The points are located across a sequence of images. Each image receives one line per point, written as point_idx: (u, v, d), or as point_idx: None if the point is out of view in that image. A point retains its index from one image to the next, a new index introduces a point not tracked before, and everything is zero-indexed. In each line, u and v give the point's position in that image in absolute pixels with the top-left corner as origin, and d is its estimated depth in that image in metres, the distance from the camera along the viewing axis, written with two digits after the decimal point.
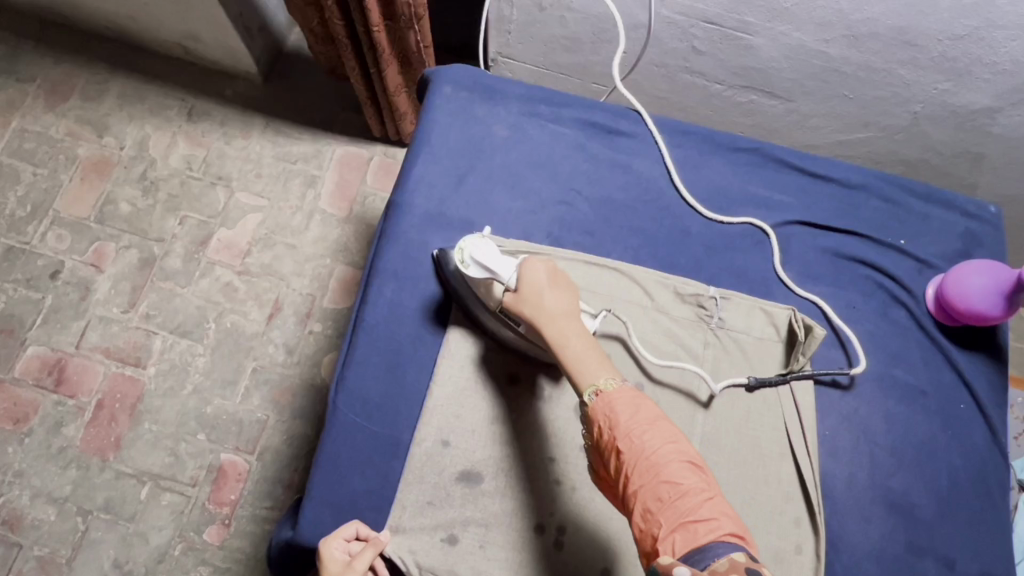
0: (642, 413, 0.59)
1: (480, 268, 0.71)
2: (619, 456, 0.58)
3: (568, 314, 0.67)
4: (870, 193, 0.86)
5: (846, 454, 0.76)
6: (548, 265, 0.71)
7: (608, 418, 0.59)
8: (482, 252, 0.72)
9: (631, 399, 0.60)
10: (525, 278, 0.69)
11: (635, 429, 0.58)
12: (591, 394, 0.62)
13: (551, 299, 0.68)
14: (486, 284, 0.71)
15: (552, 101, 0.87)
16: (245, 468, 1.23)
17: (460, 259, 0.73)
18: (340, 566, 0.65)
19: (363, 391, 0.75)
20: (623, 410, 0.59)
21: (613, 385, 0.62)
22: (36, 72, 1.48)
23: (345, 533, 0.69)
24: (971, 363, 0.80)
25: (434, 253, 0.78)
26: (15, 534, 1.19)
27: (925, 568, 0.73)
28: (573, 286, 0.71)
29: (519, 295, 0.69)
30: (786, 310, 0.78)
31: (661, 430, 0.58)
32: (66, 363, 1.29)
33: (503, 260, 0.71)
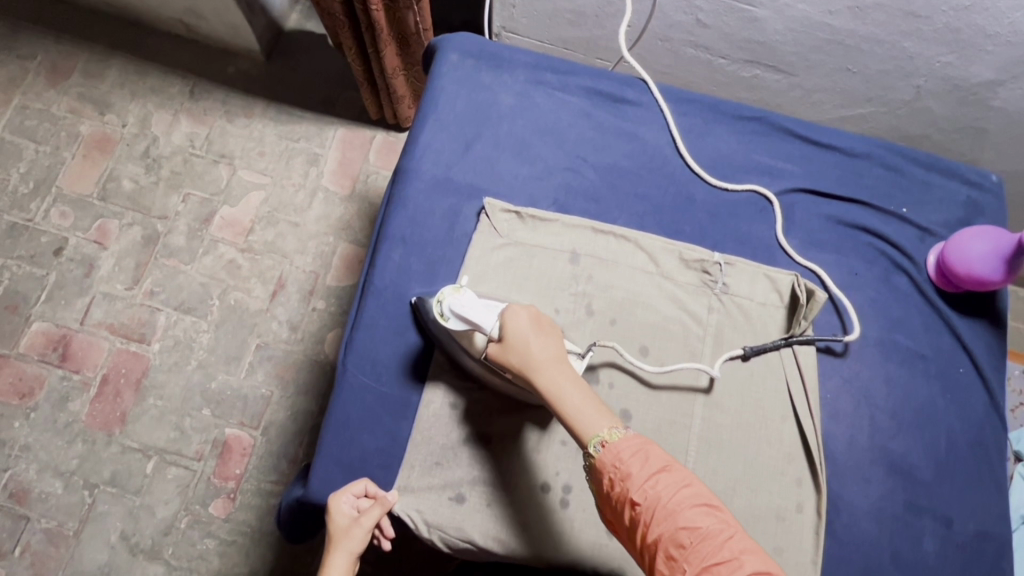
0: (652, 461, 0.58)
1: (460, 320, 0.69)
2: (635, 508, 0.56)
3: (556, 360, 0.65)
4: (873, 161, 0.87)
5: (847, 417, 0.77)
6: (530, 309, 0.68)
7: (618, 470, 0.58)
8: (460, 303, 0.69)
9: (638, 448, 0.59)
10: (508, 325, 0.66)
11: (648, 479, 0.56)
12: (598, 445, 0.59)
13: (537, 344, 0.65)
14: (467, 337, 0.70)
15: (558, 69, 0.88)
16: (250, 442, 1.25)
17: (439, 311, 0.71)
18: (346, 522, 0.68)
19: (373, 353, 0.76)
20: (632, 460, 0.58)
21: (618, 435, 0.59)
22: (37, 49, 1.47)
23: (354, 489, 0.70)
24: (970, 328, 0.82)
25: (412, 301, 0.77)
26: (22, 507, 1.20)
27: (923, 527, 0.74)
28: (557, 328, 0.69)
29: (503, 344, 0.66)
30: (789, 275, 0.79)
31: (673, 475, 0.57)
32: (71, 339, 1.29)
33: (483, 309, 0.69)
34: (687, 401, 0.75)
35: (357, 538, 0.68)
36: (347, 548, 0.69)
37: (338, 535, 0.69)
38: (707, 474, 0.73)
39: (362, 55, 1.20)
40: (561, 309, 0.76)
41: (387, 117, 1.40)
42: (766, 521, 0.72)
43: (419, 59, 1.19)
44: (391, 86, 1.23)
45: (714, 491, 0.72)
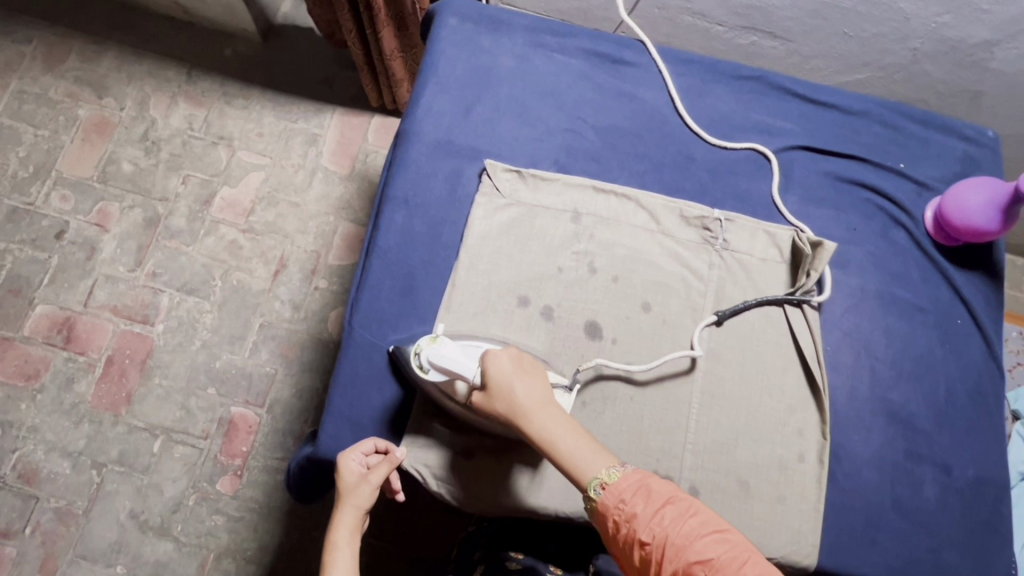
0: (655, 496, 0.58)
1: (439, 372, 0.69)
2: (644, 547, 0.57)
3: (544, 404, 0.65)
4: (871, 119, 0.89)
5: (847, 368, 0.79)
6: (510, 351, 0.67)
7: (622, 511, 0.59)
8: (438, 353, 0.68)
9: (639, 484, 0.60)
10: (491, 372, 0.66)
11: (653, 516, 0.57)
12: (598, 487, 0.60)
13: (522, 389, 0.65)
14: (448, 386, 0.69)
15: (556, 32, 0.88)
16: (255, 420, 1.26)
17: (417, 364, 0.70)
18: (353, 478, 0.69)
19: (377, 313, 0.76)
20: (635, 499, 0.59)
21: (617, 474, 0.61)
22: (34, 34, 1.46)
23: (364, 448, 0.71)
24: (967, 281, 0.84)
25: (389, 350, 0.75)
26: (31, 487, 1.21)
27: (922, 474, 0.76)
28: (539, 367, 0.69)
29: (488, 393, 0.66)
30: (789, 231, 0.80)
31: (678, 507, 0.58)
32: (74, 321, 1.30)
33: (466, 357, 0.68)
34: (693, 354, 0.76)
35: (364, 495, 0.69)
36: (354, 506, 0.69)
37: (345, 493, 0.69)
38: (709, 425, 0.74)
39: (362, 38, 1.19)
40: (563, 267, 0.77)
41: (386, 102, 1.39)
42: (768, 470, 0.73)
43: (417, 40, 1.19)
44: (389, 68, 1.22)
45: (717, 441, 0.73)
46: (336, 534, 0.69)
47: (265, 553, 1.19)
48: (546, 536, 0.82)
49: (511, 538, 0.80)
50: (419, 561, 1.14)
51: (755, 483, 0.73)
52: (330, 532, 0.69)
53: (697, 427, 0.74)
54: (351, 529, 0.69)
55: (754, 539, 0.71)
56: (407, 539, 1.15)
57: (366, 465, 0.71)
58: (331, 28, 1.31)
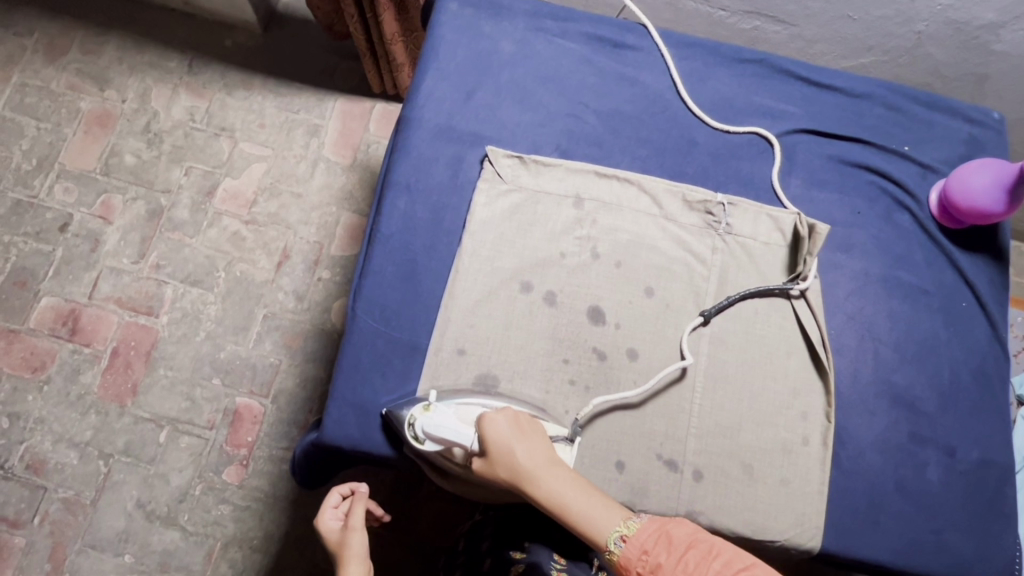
0: (676, 543, 0.59)
1: (434, 441, 0.69)
2: None
3: (548, 465, 0.66)
4: (874, 102, 0.89)
5: (851, 351, 0.79)
6: (506, 413, 0.68)
7: (647, 562, 0.58)
8: (432, 422, 0.68)
9: (659, 532, 0.60)
10: (490, 439, 0.66)
11: (677, 563, 0.57)
12: (618, 541, 0.60)
13: (523, 452, 0.66)
14: (446, 452, 0.70)
15: (558, 16, 0.88)
16: (260, 410, 1.26)
17: (412, 435, 0.69)
18: (336, 531, 0.80)
19: (381, 299, 0.76)
20: (657, 549, 0.59)
21: (634, 526, 0.61)
22: (34, 26, 1.46)
23: (332, 502, 0.82)
24: (972, 263, 0.84)
25: (383, 413, 0.73)
26: (39, 477, 1.22)
27: (927, 456, 0.77)
28: (537, 425, 0.69)
29: (490, 459, 0.66)
30: (791, 215, 0.80)
31: (700, 551, 0.58)
32: (79, 313, 1.30)
33: (461, 425, 0.68)
34: (693, 340, 0.76)
35: (355, 540, 0.78)
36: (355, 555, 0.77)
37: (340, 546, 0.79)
38: (712, 408, 0.74)
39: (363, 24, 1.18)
40: (566, 252, 0.77)
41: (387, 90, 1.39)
42: (772, 454, 0.73)
43: (417, 24, 1.18)
44: (390, 53, 1.21)
45: (720, 425, 0.73)
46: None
47: (271, 542, 1.20)
48: (551, 525, 0.81)
49: (519, 527, 0.81)
50: (424, 548, 1.15)
51: (758, 466, 0.73)
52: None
53: (700, 410, 0.74)
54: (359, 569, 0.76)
55: (757, 521, 0.71)
56: (412, 527, 1.15)
57: (341, 517, 0.82)
58: (330, 18, 1.30)
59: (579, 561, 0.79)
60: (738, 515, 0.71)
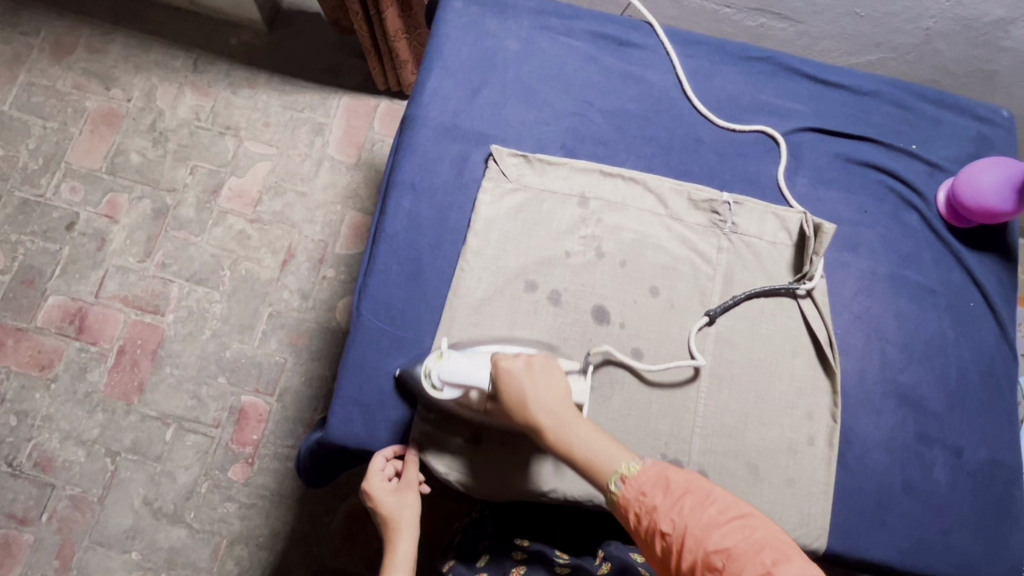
0: (674, 486, 0.58)
1: (452, 387, 0.69)
2: (665, 538, 0.56)
3: (560, 406, 0.65)
4: (881, 99, 0.88)
5: (857, 351, 0.78)
6: (525, 354, 0.67)
7: (643, 503, 0.58)
8: (448, 369, 0.68)
9: (658, 476, 0.59)
10: (505, 378, 0.66)
11: (673, 506, 0.56)
12: (618, 481, 0.60)
13: (537, 392, 0.65)
14: (464, 398, 0.69)
15: (563, 14, 0.88)
16: (265, 409, 1.27)
17: (429, 384, 0.69)
18: (390, 498, 0.72)
19: (386, 298, 0.76)
20: (654, 491, 0.58)
21: (636, 466, 0.60)
22: (40, 25, 1.46)
23: (379, 465, 0.72)
24: (980, 262, 0.83)
25: (396, 374, 0.74)
26: (47, 475, 1.23)
27: (934, 456, 0.76)
28: (554, 367, 0.68)
29: (503, 396, 0.66)
30: (797, 214, 0.80)
31: (697, 496, 0.57)
32: (86, 312, 1.31)
33: (477, 368, 0.68)
34: (698, 340, 0.75)
35: (411, 506, 0.73)
36: (406, 522, 0.73)
37: (388, 511, 0.73)
38: (718, 408, 0.74)
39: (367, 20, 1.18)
40: (571, 251, 0.77)
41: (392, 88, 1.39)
42: (778, 453, 0.73)
43: (421, 21, 1.17)
44: (394, 50, 1.21)
45: (726, 425, 0.73)
46: (395, 553, 0.72)
47: (278, 539, 1.21)
48: (555, 527, 0.82)
49: (519, 525, 0.81)
50: (427, 547, 1.14)
51: (764, 467, 0.72)
52: (389, 554, 0.72)
53: (705, 410, 0.73)
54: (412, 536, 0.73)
55: None
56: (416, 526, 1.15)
57: (389, 478, 0.73)
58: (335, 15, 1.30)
59: (583, 554, 0.80)
60: None
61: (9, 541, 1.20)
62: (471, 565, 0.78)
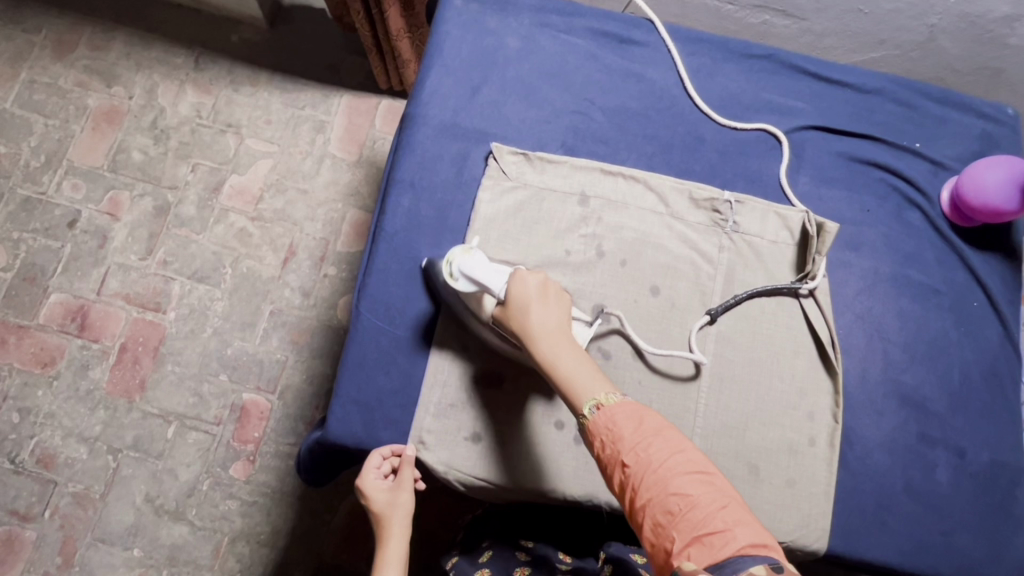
0: (646, 425, 0.57)
1: (469, 281, 0.70)
2: (625, 470, 0.56)
3: (557, 330, 0.65)
4: (885, 97, 0.87)
5: (860, 351, 0.78)
6: (540, 277, 0.68)
7: (610, 433, 0.58)
8: (470, 264, 0.69)
9: (634, 412, 0.58)
10: (515, 290, 0.67)
11: (640, 443, 0.56)
12: (593, 408, 0.60)
13: (539, 313, 0.66)
14: (477, 298, 0.70)
15: (563, 11, 0.87)
16: (267, 406, 1.27)
17: (448, 272, 0.71)
18: (385, 495, 0.71)
19: (385, 297, 0.76)
20: (625, 423, 0.58)
21: (615, 400, 0.60)
22: (42, 23, 1.46)
23: (375, 462, 0.71)
24: (984, 262, 0.82)
25: (424, 264, 0.77)
26: (49, 472, 1.23)
27: (936, 457, 0.76)
28: (565, 299, 0.68)
29: (507, 307, 0.67)
30: (800, 212, 0.79)
31: (667, 441, 0.56)
32: (88, 309, 1.31)
33: (493, 273, 0.69)
34: (699, 340, 0.75)
35: (404, 504, 0.72)
36: (398, 520, 0.72)
37: (381, 508, 0.72)
38: (718, 408, 0.73)
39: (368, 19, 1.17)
40: (571, 250, 0.76)
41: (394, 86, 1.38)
42: (778, 454, 0.73)
43: (424, 20, 1.17)
44: (396, 49, 1.20)
45: (726, 425, 0.73)
46: (385, 551, 0.70)
47: (279, 536, 1.21)
48: (557, 527, 0.83)
49: (521, 525, 0.81)
50: (427, 545, 1.14)
51: (764, 467, 0.72)
52: (381, 553, 0.70)
53: (705, 410, 0.73)
54: (404, 536, 0.71)
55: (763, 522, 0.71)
56: (417, 524, 1.15)
57: (385, 476, 0.72)
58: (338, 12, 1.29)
59: (585, 556, 0.80)
60: None
61: (12, 538, 1.20)
62: (473, 561, 0.77)
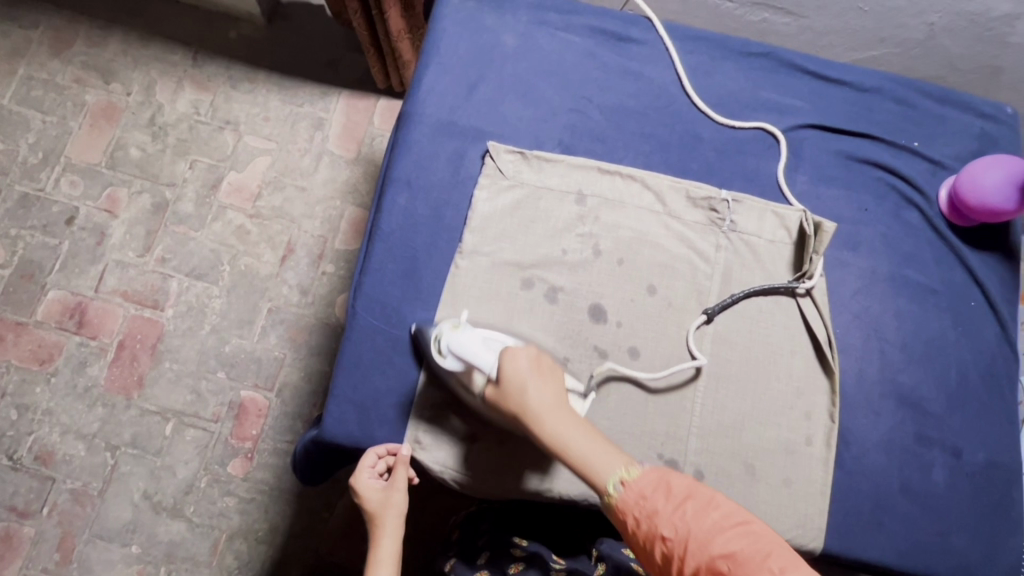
0: (675, 490, 0.57)
1: (457, 358, 0.68)
2: (666, 543, 0.55)
3: (555, 405, 0.63)
4: (884, 96, 0.87)
5: (857, 350, 0.78)
6: (529, 351, 0.66)
7: (643, 507, 0.57)
8: (458, 340, 0.68)
9: (658, 480, 0.58)
10: (508, 370, 0.65)
11: (675, 511, 0.56)
12: (618, 484, 0.59)
13: (536, 389, 0.64)
14: (466, 375, 0.68)
15: (561, 9, 0.87)
16: (265, 404, 1.27)
17: (436, 348, 0.70)
18: (378, 494, 0.72)
19: (381, 295, 0.76)
20: (655, 495, 0.57)
21: (636, 472, 0.59)
22: (39, 19, 1.45)
23: (369, 462, 0.72)
24: (981, 261, 0.82)
25: (411, 331, 0.75)
26: (48, 469, 1.23)
27: (933, 458, 0.76)
28: (557, 370, 0.67)
29: (501, 388, 0.65)
30: (797, 212, 0.79)
31: (699, 501, 0.56)
32: (86, 306, 1.31)
33: (483, 349, 0.67)
34: (695, 340, 0.75)
35: (397, 504, 0.73)
36: (391, 519, 0.73)
37: (375, 507, 0.73)
38: (715, 408, 0.73)
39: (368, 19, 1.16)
40: (567, 250, 0.76)
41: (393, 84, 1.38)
42: (775, 453, 0.72)
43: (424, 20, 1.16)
44: (396, 49, 1.20)
45: (723, 425, 0.73)
46: (378, 549, 0.71)
47: (276, 534, 1.21)
48: (552, 525, 0.83)
49: (516, 520, 0.81)
50: (424, 544, 1.14)
51: (760, 466, 0.72)
52: (373, 551, 0.71)
53: (702, 410, 0.73)
54: (395, 535, 0.72)
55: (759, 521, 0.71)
56: (415, 522, 1.15)
57: (379, 475, 0.73)
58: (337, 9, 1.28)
59: (578, 556, 0.80)
60: None
61: (10, 534, 1.20)
62: (472, 565, 0.79)
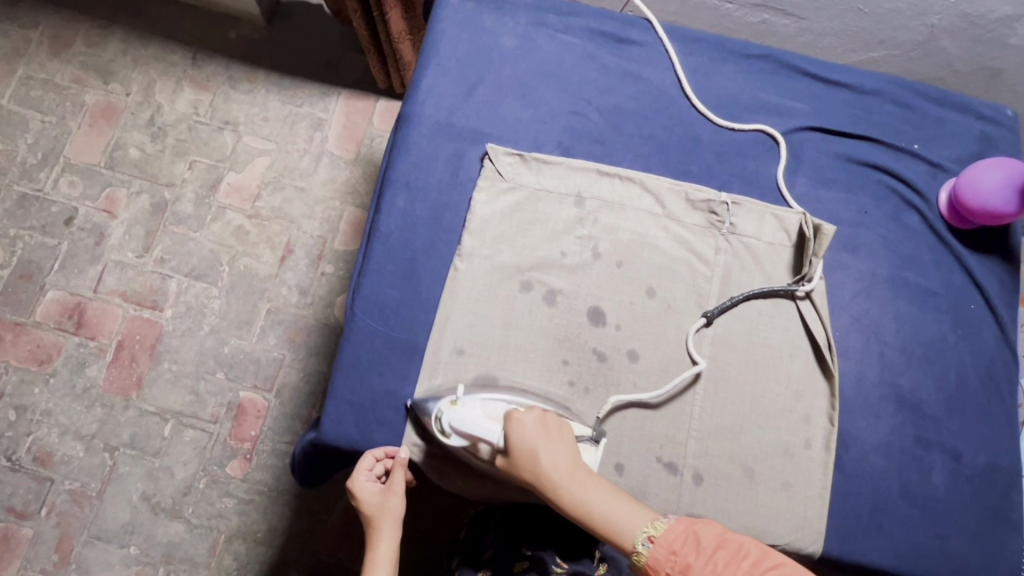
0: (705, 542, 0.56)
1: (461, 435, 0.67)
2: None
3: (570, 468, 0.63)
4: (883, 98, 0.87)
5: (856, 353, 0.77)
6: (534, 416, 0.65)
7: (675, 562, 0.56)
8: (460, 418, 0.66)
9: (687, 533, 0.58)
10: (515, 441, 0.64)
11: (707, 564, 0.55)
12: (646, 541, 0.58)
13: (548, 456, 0.63)
14: (474, 448, 0.68)
15: (560, 10, 0.87)
16: (264, 405, 1.27)
17: (438, 429, 0.68)
18: (376, 496, 0.72)
19: (380, 298, 0.75)
20: (686, 549, 0.56)
21: (663, 526, 0.59)
22: (39, 19, 1.45)
23: (367, 464, 0.72)
24: (981, 264, 0.82)
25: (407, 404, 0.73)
26: (46, 469, 1.23)
27: (932, 461, 0.75)
28: (564, 426, 0.67)
29: (512, 459, 0.65)
30: (797, 215, 0.79)
31: (729, 551, 0.56)
32: (85, 307, 1.31)
33: (487, 424, 0.66)
34: (695, 342, 0.74)
35: (394, 506, 0.72)
36: (388, 522, 0.73)
37: (372, 509, 0.73)
38: (714, 411, 0.73)
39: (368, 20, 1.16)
40: (567, 251, 0.76)
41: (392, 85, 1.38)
42: (774, 457, 0.72)
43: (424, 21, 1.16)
44: (396, 50, 1.20)
45: (722, 428, 0.73)
46: (375, 551, 0.71)
47: (275, 535, 1.21)
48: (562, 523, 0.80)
49: (524, 518, 0.81)
50: (424, 546, 1.14)
51: (759, 469, 0.72)
52: (370, 553, 0.71)
53: (701, 413, 0.73)
54: (392, 538, 0.72)
55: (758, 525, 0.70)
56: (414, 523, 1.14)
57: (377, 479, 0.73)
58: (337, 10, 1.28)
59: (580, 556, 0.78)
60: (739, 520, 0.70)
61: (8, 535, 1.20)
62: (476, 567, 0.80)
